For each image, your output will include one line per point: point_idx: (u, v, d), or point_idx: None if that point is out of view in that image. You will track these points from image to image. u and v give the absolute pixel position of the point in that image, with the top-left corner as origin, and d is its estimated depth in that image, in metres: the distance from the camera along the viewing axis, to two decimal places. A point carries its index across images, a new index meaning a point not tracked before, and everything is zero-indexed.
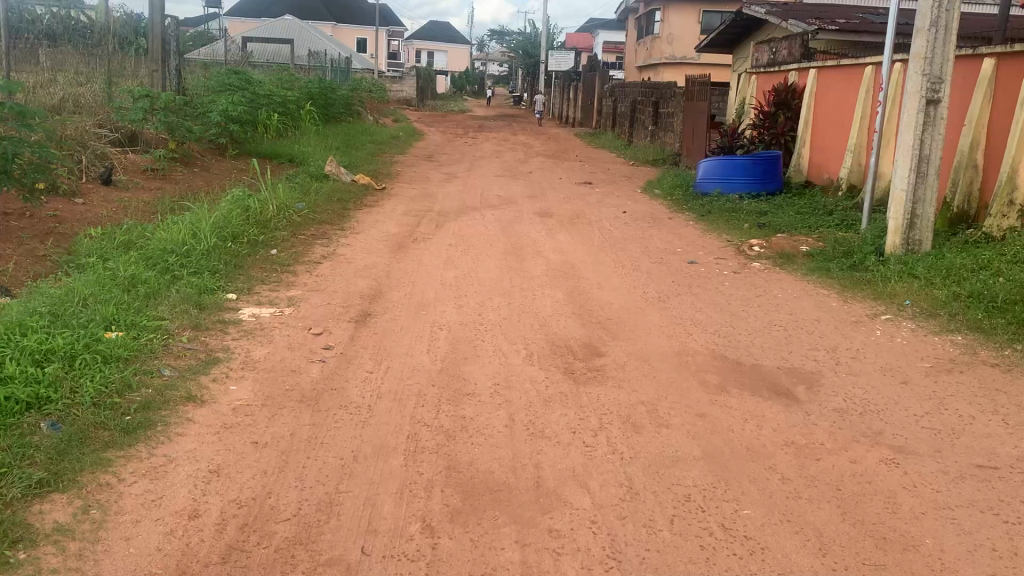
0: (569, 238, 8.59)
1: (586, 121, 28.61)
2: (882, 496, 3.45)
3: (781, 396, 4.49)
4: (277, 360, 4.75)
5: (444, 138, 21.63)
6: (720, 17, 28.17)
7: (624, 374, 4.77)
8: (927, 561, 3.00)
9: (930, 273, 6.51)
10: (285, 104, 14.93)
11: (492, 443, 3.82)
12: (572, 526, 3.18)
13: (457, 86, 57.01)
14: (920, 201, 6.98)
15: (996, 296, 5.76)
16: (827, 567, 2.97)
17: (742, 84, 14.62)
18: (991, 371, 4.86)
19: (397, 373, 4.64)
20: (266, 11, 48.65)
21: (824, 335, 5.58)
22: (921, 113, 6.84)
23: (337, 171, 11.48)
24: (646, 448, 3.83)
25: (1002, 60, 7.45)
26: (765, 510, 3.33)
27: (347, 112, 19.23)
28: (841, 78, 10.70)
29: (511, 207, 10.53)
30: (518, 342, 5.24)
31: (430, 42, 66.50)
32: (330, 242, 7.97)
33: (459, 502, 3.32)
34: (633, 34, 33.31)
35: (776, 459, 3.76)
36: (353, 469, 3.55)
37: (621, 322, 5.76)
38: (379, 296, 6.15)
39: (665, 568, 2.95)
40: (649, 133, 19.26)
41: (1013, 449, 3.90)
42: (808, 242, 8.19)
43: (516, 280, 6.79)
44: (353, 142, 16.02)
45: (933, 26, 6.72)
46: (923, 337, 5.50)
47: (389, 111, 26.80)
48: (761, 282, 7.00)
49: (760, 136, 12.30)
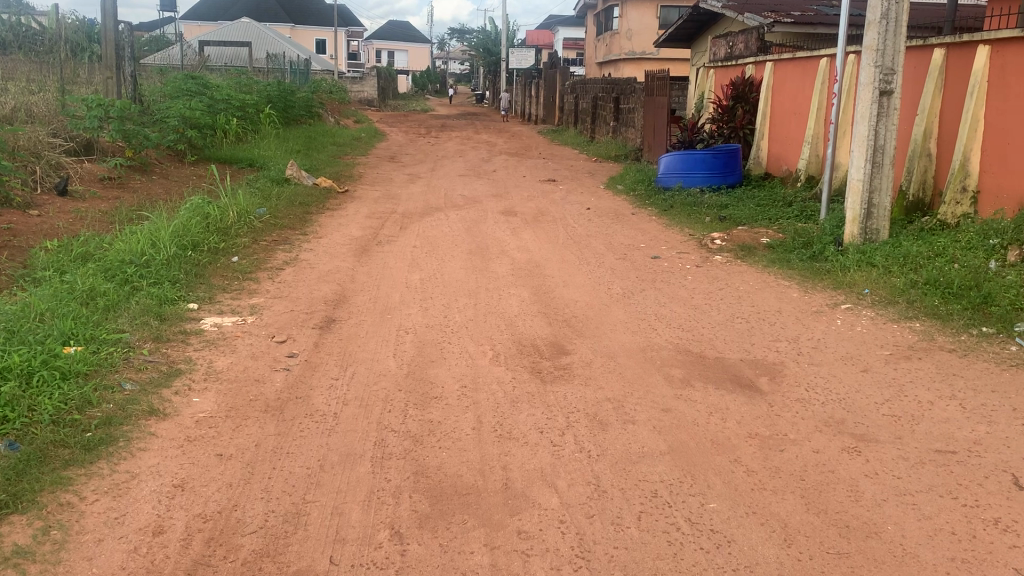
0: (534, 237, 8.60)
1: (548, 118, 28.69)
2: (844, 484, 3.51)
3: (745, 389, 4.54)
4: (240, 370, 4.71)
5: (407, 138, 21.60)
6: (678, 12, 28.37)
7: (591, 371, 4.79)
8: (889, 548, 3.06)
9: (888, 262, 6.62)
10: (244, 108, 14.77)
11: (460, 447, 3.82)
12: (540, 527, 3.19)
13: (419, 86, 56.86)
14: (876, 191, 7.11)
15: (950, 283, 5.89)
16: (792, 557, 3.00)
17: (701, 77, 14.73)
18: (949, 357, 4.96)
19: (363, 378, 4.62)
20: (223, 16, 48.22)
21: (786, 325, 5.65)
22: (875, 104, 6.94)
23: (299, 174, 11.40)
24: (613, 445, 3.86)
25: (952, 49, 7.60)
26: (730, 503, 3.37)
27: (308, 114, 19.07)
28: (796, 70, 10.85)
29: (476, 207, 10.53)
30: (484, 342, 5.25)
31: (391, 42, 66.26)
32: (292, 247, 7.92)
33: (427, 508, 3.31)
34: (592, 30, 33.45)
35: (740, 451, 3.81)
36: (320, 478, 3.53)
37: (586, 319, 5.79)
38: (343, 301, 6.12)
39: (633, 565, 2.97)
40: (611, 129, 19.33)
41: (970, 433, 3.99)
42: (769, 234, 8.29)
43: (481, 281, 6.79)
44: (314, 144, 15.89)
45: (884, 18, 6.81)
46: (882, 324, 5.60)
47: (351, 111, 26.59)
48: (723, 275, 7.07)
49: (719, 130, 12.42)
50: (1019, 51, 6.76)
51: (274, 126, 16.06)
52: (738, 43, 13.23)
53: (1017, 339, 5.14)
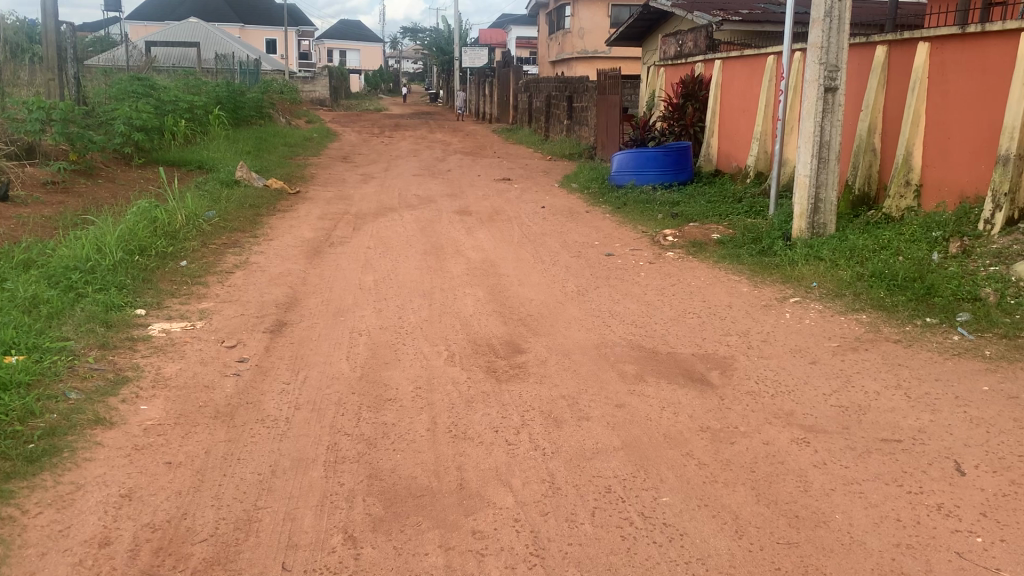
0: (488, 236, 8.60)
1: (502, 118, 28.70)
2: (793, 475, 3.57)
3: (696, 382, 4.60)
4: (190, 376, 4.63)
5: (360, 138, 21.43)
6: (629, 11, 28.59)
7: (545, 369, 4.81)
8: (837, 536, 3.12)
9: (835, 255, 6.75)
10: (192, 109, 14.54)
11: (414, 448, 3.80)
12: (495, 526, 3.19)
13: (372, 86, 56.47)
14: (823, 186, 7.24)
15: (895, 275, 6.02)
16: (743, 549, 3.05)
17: (652, 75, 14.86)
18: (894, 348, 5.07)
19: (315, 382, 4.58)
20: (170, 15, 47.37)
21: (737, 319, 5.74)
22: (820, 101, 7.06)
23: (249, 176, 11.26)
24: (568, 442, 3.87)
25: (893, 46, 7.76)
26: (683, 496, 3.41)
27: (258, 115, 18.83)
28: (744, 68, 11.01)
29: (430, 206, 10.49)
30: (439, 343, 5.23)
31: (342, 42, 65.72)
32: (242, 250, 7.82)
33: (381, 511, 3.29)
34: (544, 29, 33.56)
35: (692, 445, 3.85)
36: (272, 483, 3.49)
37: (541, 317, 5.81)
38: (295, 303, 6.06)
39: (587, 561, 2.98)
40: (565, 127, 19.41)
41: (915, 421, 4.08)
42: (719, 230, 8.40)
43: (436, 281, 6.77)
44: (265, 145, 15.69)
45: (828, 16, 6.92)
46: (829, 317, 5.71)
47: (303, 110, 26.32)
48: (675, 271, 7.15)
49: (670, 127, 12.56)
50: (958, 47, 6.94)
51: (224, 128, 15.83)
52: (687, 42, 13.38)
53: (958, 328, 5.28)
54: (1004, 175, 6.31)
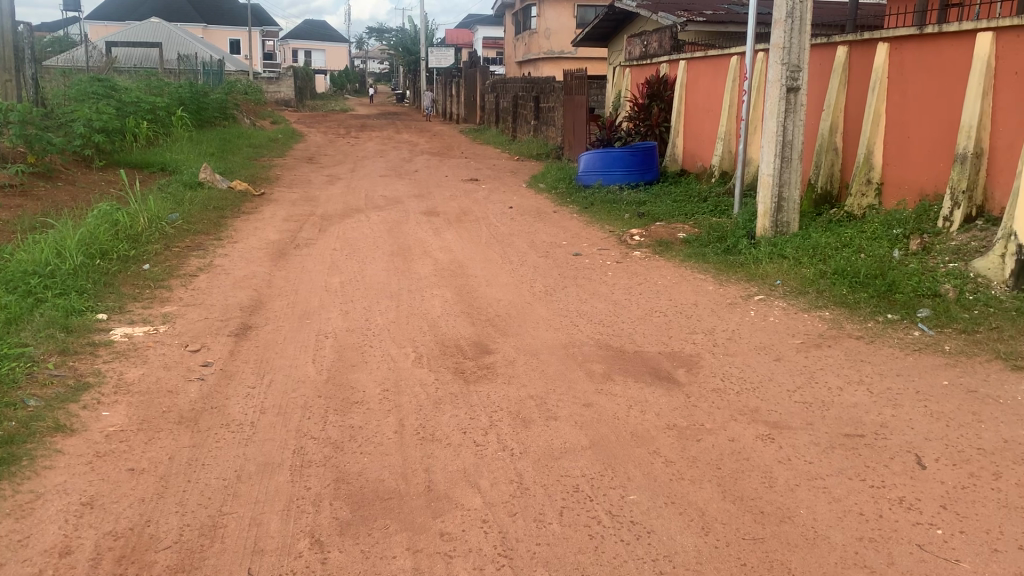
0: (455, 237, 8.59)
1: (469, 118, 28.68)
2: (758, 471, 3.61)
3: (663, 380, 4.63)
4: (153, 381, 4.57)
5: (326, 139, 21.29)
6: (595, 12, 28.73)
7: (513, 369, 4.81)
8: (801, 531, 3.15)
9: (798, 253, 6.83)
10: (154, 110, 14.34)
11: (381, 451, 3.79)
12: (463, 527, 3.19)
13: (338, 86, 56.12)
14: (786, 185, 7.33)
15: (857, 272, 6.10)
16: (709, 545, 3.07)
17: (618, 76, 14.94)
18: (857, 344, 5.14)
19: (281, 386, 4.54)
20: (131, 15, 46.67)
21: (703, 318, 5.79)
22: (783, 101, 7.15)
23: (212, 178, 11.13)
24: (536, 442, 3.88)
25: (854, 47, 7.87)
26: (650, 494, 3.43)
27: (222, 116, 18.62)
28: (708, 68, 11.10)
29: (397, 207, 10.45)
30: (407, 344, 5.22)
31: (307, 42, 65.25)
32: (206, 253, 7.73)
33: (348, 514, 3.27)
34: (511, 30, 33.61)
35: (658, 443, 3.88)
36: (237, 489, 3.46)
37: (508, 317, 5.82)
38: (260, 306, 6.01)
39: (555, 561, 2.99)
40: (532, 128, 19.45)
41: (877, 416, 4.14)
42: (685, 229, 8.47)
43: (403, 282, 6.75)
44: (229, 146, 15.52)
45: (789, 17, 7.00)
46: (793, 314, 5.78)
47: (268, 111, 26.07)
48: (642, 270, 7.19)
49: (636, 128, 12.64)
50: (916, 48, 7.06)
51: (187, 129, 15.64)
52: (652, 42, 13.47)
53: (919, 324, 5.37)
54: (962, 173, 6.43)
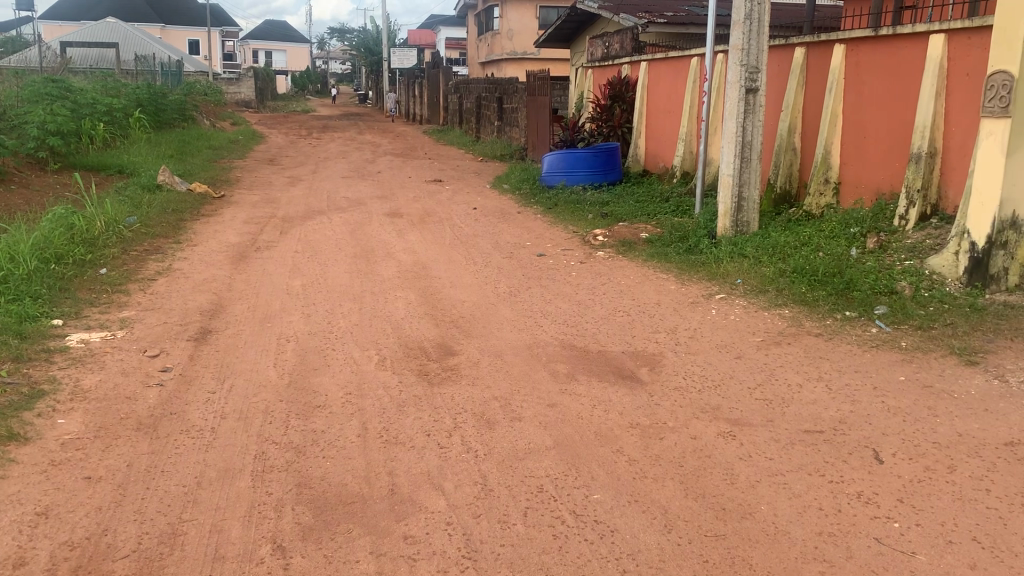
0: (419, 238, 8.57)
1: (432, 119, 28.62)
2: (720, 468, 3.65)
3: (626, 379, 4.66)
4: (110, 387, 4.49)
5: (287, 140, 21.10)
6: (557, 13, 28.83)
7: (478, 371, 4.81)
8: (762, 527, 3.19)
9: (758, 252, 6.92)
10: (111, 112, 14.10)
11: (344, 455, 3.76)
12: (427, 530, 3.18)
13: (299, 87, 55.67)
14: (746, 185, 7.42)
15: (815, 271, 6.19)
16: (672, 543, 3.10)
17: (580, 77, 15.00)
18: (816, 341, 5.22)
19: (242, 390, 4.48)
20: (87, 15, 45.85)
21: (665, 317, 5.83)
22: (742, 101, 7.23)
23: (171, 180, 10.97)
24: (500, 443, 3.88)
25: (811, 48, 7.99)
26: (613, 493, 3.45)
27: (180, 117, 18.37)
28: (668, 70, 11.20)
29: (360, 209, 10.39)
30: (370, 347, 5.19)
31: (268, 42, 64.62)
32: (165, 256, 7.62)
33: (311, 519, 3.25)
34: (473, 30, 33.60)
35: (622, 441, 3.90)
36: (197, 495, 3.41)
37: (473, 318, 5.81)
38: (220, 310, 5.93)
39: (519, 561, 2.99)
40: (496, 128, 19.46)
41: (836, 412, 4.21)
42: (647, 229, 8.53)
43: (366, 284, 6.71)
44: (188, 148, 15.31)
45: (748, 18, 7.08)
46: (754, 312, 5.84)
47: (228, 112, 25.78)
48: (605, 271, 7.22)
49: (599, 129, 12.70)
50: (871, 49, 7.19)
51: (145, 131, 15.40)
52: (614, 43, 13.55)
53: (876, 321, 5.46)
54: (916, 172, 6.56)
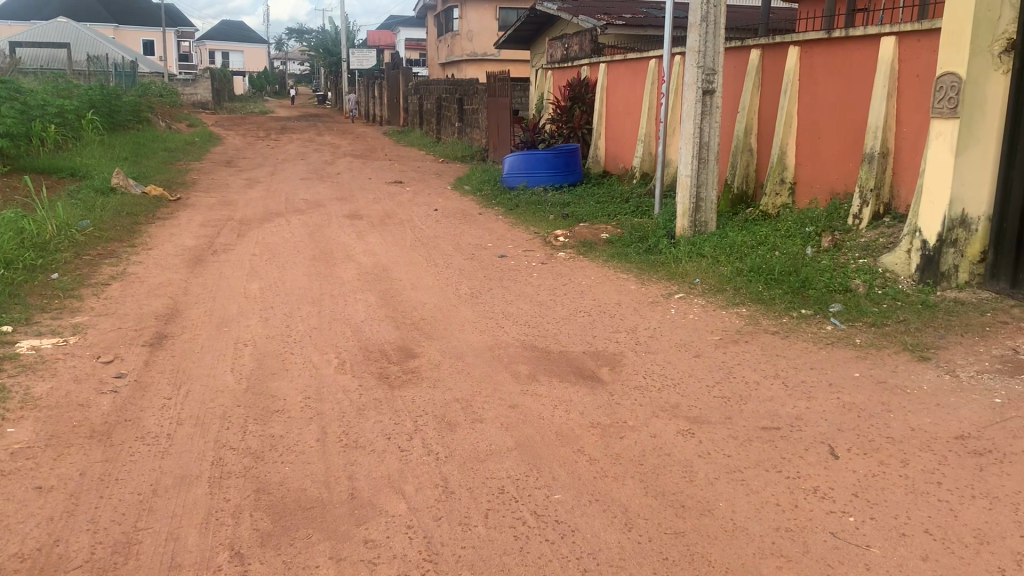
0: (379, 240, 8.52)
1: (392, 120, 28.49)
2: (679, 466, 3.68)
3: (587, 379, 4.68)
4: (62, 395, 4.40)
5: (245, 142, 20.84)
6: (517, 14, 28.89)
7: (439, 373, 4.79)
8: (721, 524, 3.23)
9: (716, 252, 6.99)
10: (62, 114, 13.81)
11: (304, 460, 3.73)
12: (387, 534, 3.16)
13: (257, 88, 55.06)
14: (703, 185, 7.49)
15: (772, 270, 6.28)
16: (633, 541, 3.12)
17: (540, 78, 15.05)
18: (772, 339, 5.29)
19: (199, 396, 4.42)
20: (37, 15, 44.87)
21: (625, 316, 5.87)
22: (699, 103, 7.30)
23: (126, 182, 10.78)
24: (461, 445, 3.88)
25: (766, 50, 8.10)
26: (574, 493, 3.46)
27: (135, 119, 18.05)
28: (627, 72, 11.28)
29: (319, 211, 10.30)
30: (329, 350, 5.15)
31: (225, 42, 63.82)
32: (119, 260, 7.48)
33: (269, 525, 3.21)
34: (433, 31, 33.52)
35: (583, 441, 3.92)
36: (153, 503, 3.35)
37: (433, 320, 5.79)
38: (176, 315, 5.84)
39: (480, 563, 2.99)
40: (456, 129, 19.43)
41: (792, 408, 4.27)
42: (607, 229, 8.58)
43: (325, 287, 6.66)
44: (143, 150, 15.05)
45: (704, 21, 7.15)
46: (712, 311, 5.91)
47: (184, 114, 25.39)
48: (566, 271, 7.25)
49: (559, 130, 12.77)
50: (824, 51, 7.30)
51: (98, 133, 15.11)
52: (573, 45, 13.62)
53: (831, 319, 5.55)
54: (869, 172, 6.68)
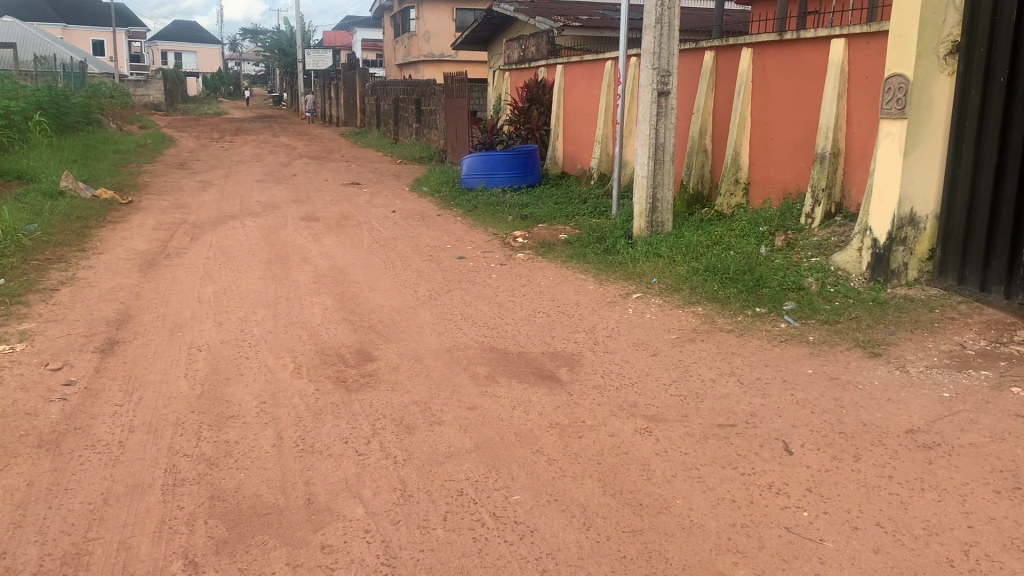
0: (336, 242, 8.45)
1: (349, 121, 28.30)
2: (637, 464, 3.71)
3: (546, 380, 4.69)
4: (8, 404, 4.28)
5: (198, 143, 20.53)
6: (474, 15, 28.88)
7: (397, 376, 4.77)
8: (678, 521, 3.26)
9: (673, 251, 7.06)
10: (8, 116, 13.47)
11: (259, 466, 3.68)
12: (345, 539, 3.14)
13: (211, 88, 54.31)
14: (659, 186, 7.56)
15: (727, 269, 6.36)
16: (591, 540, 3.14)
17: (497, 80, 15.05)
18: (728, 337, 5.36)
19: (151, 403, 4.34)
20: None
21: (584, 317, 5.89)
22: (654, 104, 7.37)
23: (75, 185, 10.54)
24: (419, 448, 3.86)
25: (720, 52, 8.20)
26: (533, 493, 3.47)
27: (84, 121, 17.68)
28: (583, 73, 11.34)
29: (274, 213, 10.19)
30: (285, 354, 5.09)
31: (178, 42, 62.84)
32: (68, 265, 7.32)
33: (224, 532, 3.17)
34: (389, 31, 33.37)
35: (542, 441, 3.93)
36: (104, 513, 3.29)
37: (391, 323, 5.76)
38: (128, 320, 5.73)
39: (439, 566, 2.98)
40: (414, 130, 19.35)
41: (748, 405, 4.33)
42: (565, 230, 8.61)
43: (281, 290, 6.58)
44: (93, 152, 14.74)
45: (658, 23, 7.21)
46: (669, 311, 5.96)
47: (135, 115, 24.93)
48: (525, 272, 7.26)
49: (517, 131, 12.73)
50: (776, 53, 7.42)
51: (46, 135, 14.78)
52: (530, 46, 13.66)
53: (784, 317, 5.63)
54: (821, 172, 6.80)
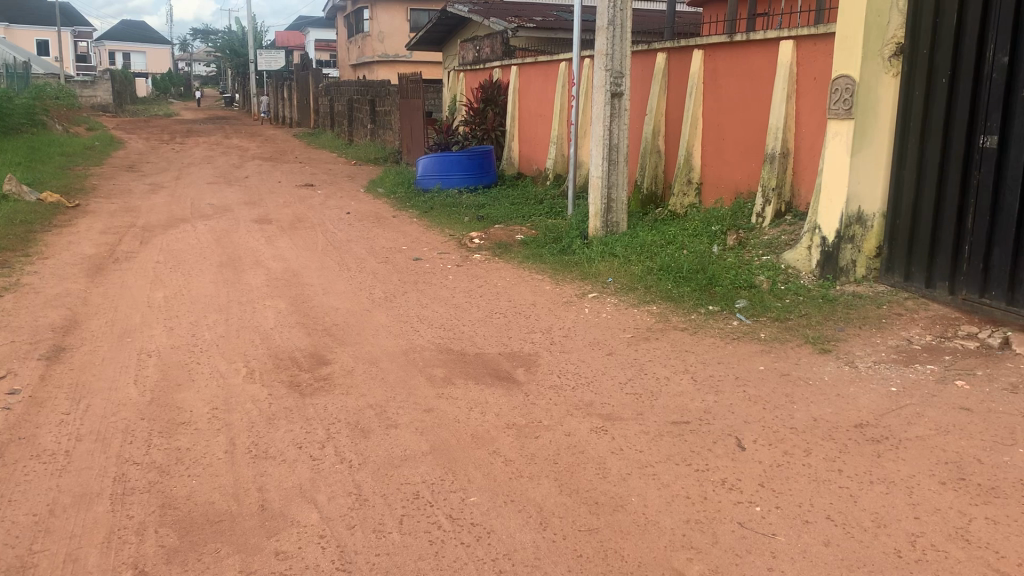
0: (290, 245, 8.36)
1: (303, 122, 28.01)
2: (593, 463, 3.73)
3: (502, 381, 4.70)
4: None
5: (148, 145, 20.16)
6: (428, 16, 28.80)
7: (352, 379, 4.73)
8: (633, 518, 3.29)
9: (627, 251, 7.12)
10: None
11: (212, 472, 3.63)
12: (299, 545, 3.11)
13: (161, 89, 53.37)
14: (614, 186, 7.62)
15: (680, 268, 6.43)
16: (548, 540, 3.15)
17: (452, 80, 15.00)
18: (682, 336, 5.42)
19: (99, 411, 4.25)
20: None
21: (540, 317, 5.91)
22: (608, 105, 7.42)
23: (19, 189, 10.27)
24: (375, 452, 3.84)
25: (671, 53, 8.29)
26: (489, 495, 3.47)
27: (29, 122, 17.25)
28: (538, 74, 11.37)
29: (227, 216, 10.05)
30: (238, 359, 5.02)
31: (126, 42, 61.65)
32: (12, 271, 7.13)
33: (176, 541, 3.12)
34: (343, 32, 33.13)
35: (498, 442, 3.93)
36: (49, 524, 3.21)
37: (347, 326, 5.72)
38: (75, 326, 5.61)
39: (395, 569, 2.97)
40: (369, 131, 19.23)
41: (701, 402, 4.39)
42: (521, 231, 8.63)
43: (234, 294, 6.49)
44: (38, 155, 14.39)
45: (611, 24, 7.26)
46: (624, 310, 6.01)
47: (82, 117, 24.41)
48: (481, 273, 7.26)
49: (472, 132, 12.63)
50: (727, 55, 7.52)
51: None
52: (485, 47, 13.66)
53: (737, 314, 5.71)
54: (771, 172, 6.91)
